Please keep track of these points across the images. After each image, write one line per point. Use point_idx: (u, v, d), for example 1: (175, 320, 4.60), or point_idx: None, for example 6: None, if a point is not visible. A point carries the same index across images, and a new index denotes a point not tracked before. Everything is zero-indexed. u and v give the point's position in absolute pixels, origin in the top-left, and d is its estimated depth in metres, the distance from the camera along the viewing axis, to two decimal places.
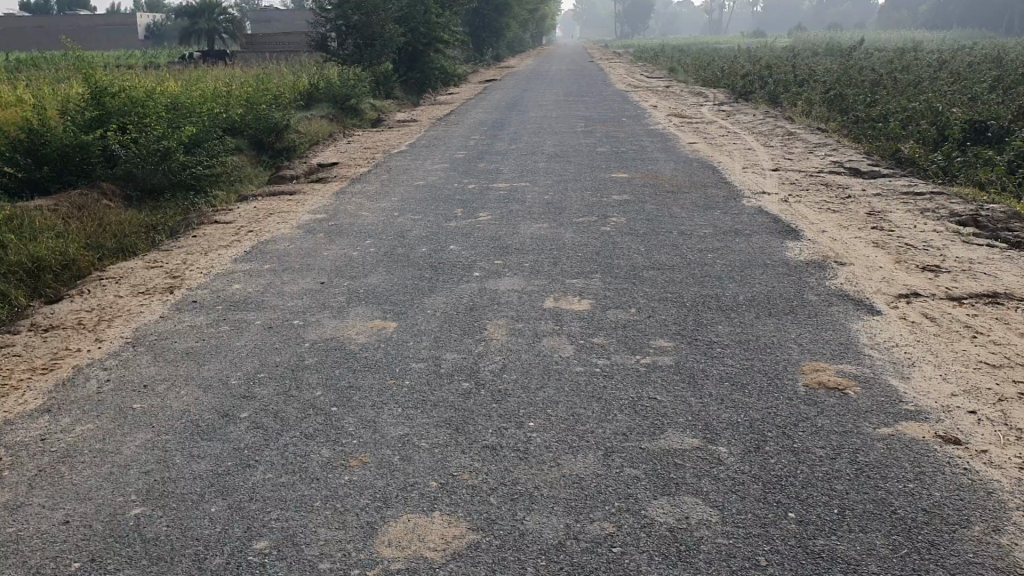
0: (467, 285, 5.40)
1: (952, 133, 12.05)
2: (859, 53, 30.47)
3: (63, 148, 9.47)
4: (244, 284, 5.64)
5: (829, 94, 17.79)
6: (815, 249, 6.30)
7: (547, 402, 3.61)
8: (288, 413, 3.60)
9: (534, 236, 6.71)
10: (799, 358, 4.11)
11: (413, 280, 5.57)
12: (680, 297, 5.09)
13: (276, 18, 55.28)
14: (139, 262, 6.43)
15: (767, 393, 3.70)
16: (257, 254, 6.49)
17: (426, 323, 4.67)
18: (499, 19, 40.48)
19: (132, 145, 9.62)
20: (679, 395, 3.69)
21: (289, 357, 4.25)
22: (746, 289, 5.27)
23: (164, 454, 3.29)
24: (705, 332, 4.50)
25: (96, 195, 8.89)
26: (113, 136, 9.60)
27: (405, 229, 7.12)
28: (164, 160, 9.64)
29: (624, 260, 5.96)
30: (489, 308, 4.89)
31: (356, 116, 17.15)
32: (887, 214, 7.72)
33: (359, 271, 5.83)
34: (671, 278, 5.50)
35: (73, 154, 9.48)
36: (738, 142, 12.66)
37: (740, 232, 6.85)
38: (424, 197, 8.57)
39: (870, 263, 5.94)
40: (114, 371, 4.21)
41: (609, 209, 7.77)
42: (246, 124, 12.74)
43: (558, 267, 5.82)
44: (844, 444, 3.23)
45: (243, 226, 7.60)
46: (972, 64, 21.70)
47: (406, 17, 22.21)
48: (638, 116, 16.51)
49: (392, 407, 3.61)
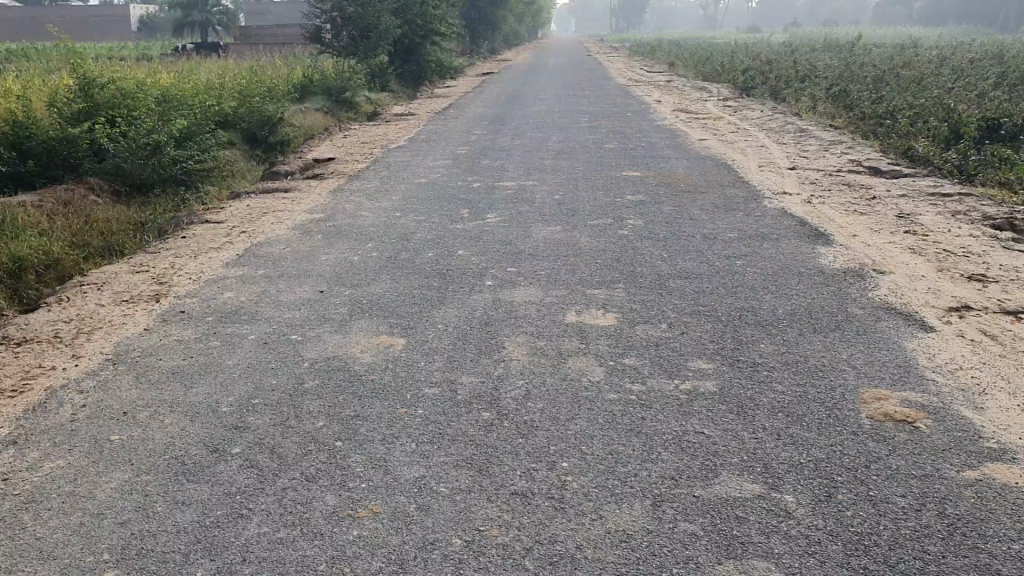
0: (479, 296, 4.97)
1: (968, 130, 11.64)
2: (858, 48, 29.96)
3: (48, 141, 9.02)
4: (237, 293, 5.20)
5: (834, 90, 17.37)
6: (848, 256, 5.89)
7: (581, 437, 3.19)
8: (286, 449, 3.17)
9: (546, 241, 6.27)
10: (857, 384, 3.68)
11: (419, 290, 5.12)
12: (714, 311, 4.66)
13: (270, 11, 54.77)
14: (125, 265, 5.98)
15: (828, 427, 3.28)
16: (251, 257, 6.04)
17: (437, 340, 4.23)
18: (494, 12, 40.03)
19: (121, 139, 9.19)
20: (728, 429, 3.27)
21: (285, 379, 3.80)
22: (784, 301, 4.84)
23: (144, 500, 2.86)
24: (747, 351, 4.08)
25: (83, 193, 8.46)
26: (101, 128, 9.16)
27: (409, 231, 6.69)
28: (154, 155, 9.23)
29: (648, 267, 5.55)
30: (506, 323, 4.46)
31: (352, 110, 16.70)
32: (917, 216, 7.31)
33: (362, 279, 5.39)
34: (700, 288, 5.09)
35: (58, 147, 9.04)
36: (749, 139, 12.24)
37: (766, 236, 6.44)
38: (427, 196, 8.14)
39: (911, 272, 5.53)
40: (92, 394, 3.76)
41: (624, 210, 7.36)
42: (239, 117, 12.29)
43: (577, 274, 5.40)
44: (927, 492, 2.81)
45: (235, 226, 7.15)
46: (975, 60, 21.25)
47: (403, 8, 21.74)
48: (642, 111, 16.06)
49: (404, 442, 3.18)
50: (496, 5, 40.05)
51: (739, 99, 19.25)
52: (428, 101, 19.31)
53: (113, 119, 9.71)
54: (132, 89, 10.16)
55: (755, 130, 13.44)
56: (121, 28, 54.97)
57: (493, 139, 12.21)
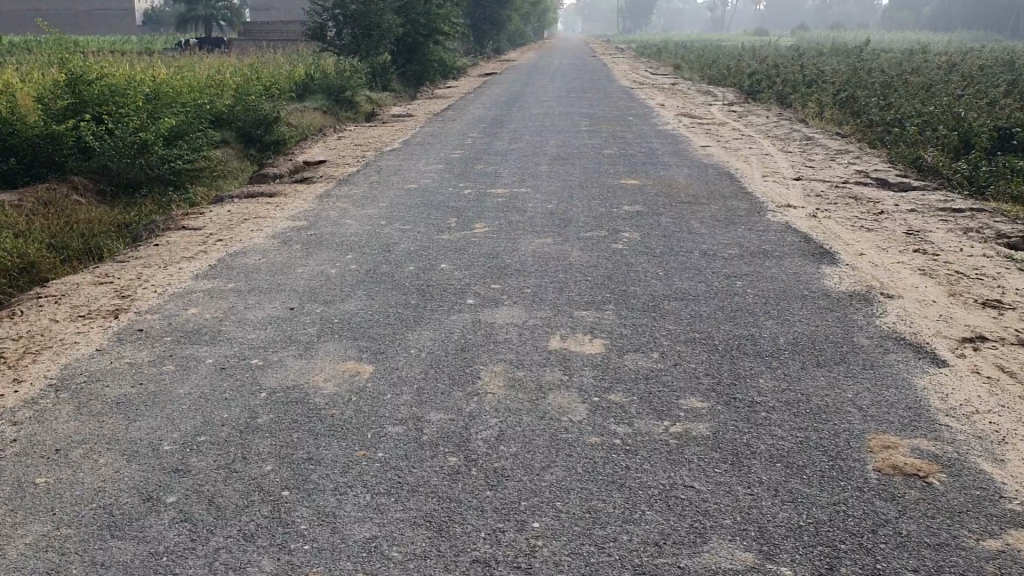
0: (458, 316, 4.64)
1: (979, 141, 11.29)
2: (866, 52, 29.58)
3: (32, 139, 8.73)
4: (202, 308, 4.88)
5: (840, 96, 17.02)
6: (855, 277, 5.56)
7: (556, 490, 2.86)
8: (227, 498, 2.84)
9: (535, 255, 5.94)
10: (863, 429, 3.34)
11: (395, 308, 4.80)
12: (710, 339, 4.33)
13: (275, 7, 54.53)
14: (88, 276, 5.67)
15: (832, 482, 2.95)
16: (223, 268, 5.72)
17: (408, 368, 3.90)
18: (500, 11, 39.75)
19: (106, 138, 8.89)
20: (721, 482, 2.94)
21: (238, 413, 3.48)
22: (786, 328, 4.51)
23: (59, 562, 2.54)
24: (745, 387, 3.75)
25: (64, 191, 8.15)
26: (86, 126, 8.87)
27: (393, 241, 6.36)
28: (141, 155, 8.93)
29: (641, 286, 5.23)
30: (484, 349, 4.13)
31: (350, 109, 16.41)
32: (927, 233, 6.98)
33: (336, 295, 5.06)
34: (697, 311, 4.76)
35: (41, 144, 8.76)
36: (753, 146, 11.92)
37: (768, 253, 6.11)
38: (416, 203, 7.82)
39: (921, 296, 5.19)
40: (24, 427, 3.43)
41: (619, 221, 7.04)
42: (233, 115, 12.01)
43: (565, 293, 5.08)
44: (943, 567, 2.48)
45: (212, 232, 6.83)
46: (985, 67, 20.87)
47: (405, 7, 21.44)
48: (645, 115, 15.74)
49: (359, 493, 2.85)
50: (501, 4, 39.72)
51: (744, 104, 18.92)
52: (428, 101, 19.01)
53: (100, 117, 9.41)
54: (121, 87, 9.87)
55: (761, 137, 13.11)
56: (125, 23, 54.70)
57: (490, 142, 11.89)
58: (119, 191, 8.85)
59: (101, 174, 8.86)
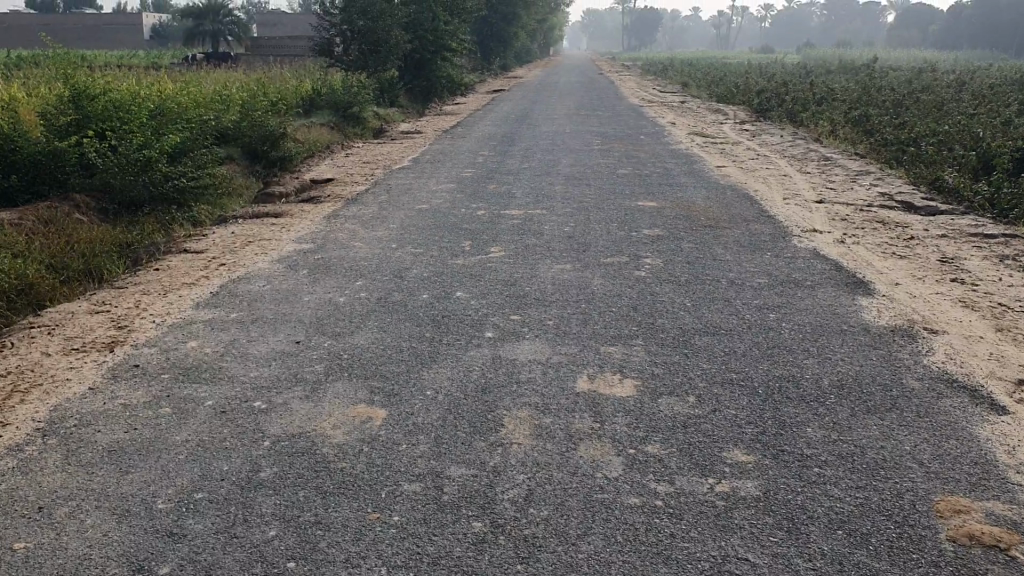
0: (477, 352, 4.34)
1: (1001, 162, 10.95)
2: (876, 70, 29.36)
3: (34, 156, 8.49)
4: (203, 341, 4.59)
5: (854, 114, 16.73)
6: (895, 310, 5.24)
7: (595, 565, 2.55)
8: (227, 570, 2.54)
9: (555, 283, 5.65)
10: (928, 490, 3.03)
11: (409, 341, 4.49)
12: (748, 380, 4.02)
13: (282, 23, 54.61)
14: (84, 305, 5.38)
15: (904, 555, 2.63)
16: (226, 296, 5.44)
17: (425, 413, 3.59)
18: (507, 28, 39.67)
19: (109, 155, 8.64)
20: (779, 555, 2.62)
21: (240, 466, 3.18)
22: (829, 369, 4.19)
23: None
24: (792, 437, 3.44)
25: (65, 209, 7.88)
26: (90, 142, 8.63)
27: (405, 267, 6.07)
28: (145, 172, 8.67)
29: (669, 318, 4.92)
30: (506, 390, 3.82)
31: (357, 125, 16.18)
32: (961, 261, 6.67)
33: (346, 326, 4.76)
34: (731, 348, 4.45)
35: (43, 161, 8.51)
36: (770, 166, 11.64)
37: (800, 283, 5.80)
38: (427, 225, 7.54)
39: (968, 331, 4.88)
40: (5, 479, 3.12)
41: (640, 246, 6.74)
42: (240, 132, 11.77)
43: (589, 326, 4.77)
44: None
45: (215, 256, 6.55)
46: (996, 86, 20.58)
47: (413, 23, 21.25)
48: (657, 133, 15.48)
49: (373, 566, 2.54)
50: (508, 20, 39.67)
51: (756, 123, 18.66)
52: (437, 118, 18.78)
53: (104, 134, 9.16)
54: (125, 103, 9.62)
55: (778, 157, 12.83)
56: (132, 37, 54.71)
57: (501, 161, 11.62)
58: (122, 209, 8.60)
59: (103, 192, 8.60)
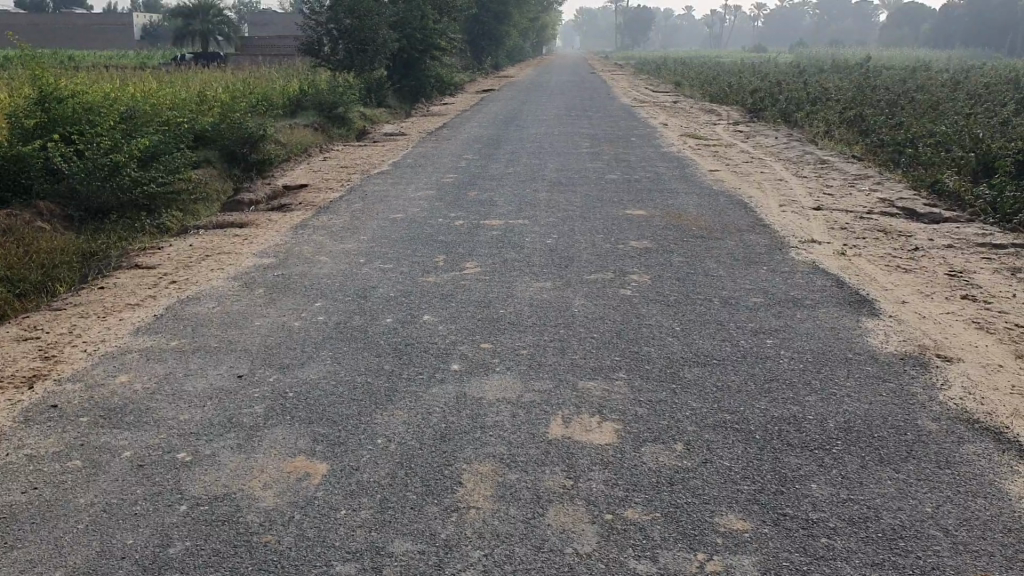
0: (440, 388, 3.86)
1: (1003, 163, 10.48)
2: (871, 69, 29.04)
3: None
4: (134, 375, 4.11)
5: (849, 114, 16.32)
6: (904, 334, 4.78)
7: None
8: None
9: (533, 303, 5.20)
10: (957, 568, 2.57)
11: (365, 376, 4.01)
12: (745, 422, 3.54)
13: (272, 23, 54.10)
14: (12, 330, 4.89)
15: None
16: (171, 320, 4.95)
17: (371, 468, 3.11)
18: (498, 26, 39.25)
19: (74, 159, 8.15)
20: None
21: (150, 539, 2.70)
22: (835, 407, 3.72)
23: None
24: (796, 496, 2.97)
25: (24, 216, 7.36)
26: (55, 147, 8.15)
27: (371, 285, 5.59)
28: (113, 177, 8.19)
29: (656, 346, 4.46)
30: (469, 439, 3.34)
31: (340, 126, 15.69)
32: (971, 275, 6.22)
33: (296, 357, 4.27)
34: (725, 381, 3.98)
35: (6, 166, 8.03)
36: (764, 170, 11.20)
37: (799, 302, 5.35)
38: (401, 237, 7.07)
39: (985, 358, 4.42)
40: None
41: (627, 260, 6.29)
42: (215, 134, 11.28)
43: (567, 356, 4.31)
44: None
45: (166, 273, 6.06)
46: (991, 85, 20.13)
47: (400, 22, 20.79)
48: (647, 135, 15.04)
49: None
50: (498, 19, 39.28)
51: (749, 124, 18.25)
52: (424, 119, 18.32)
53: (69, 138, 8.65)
54: (94, 105, 9.12)
55: (772, 160, 12.42)
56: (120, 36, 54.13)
57: (485, 165, 11.15)
58: (88, 217, 8.13)
59: (69, 199, 8.13)
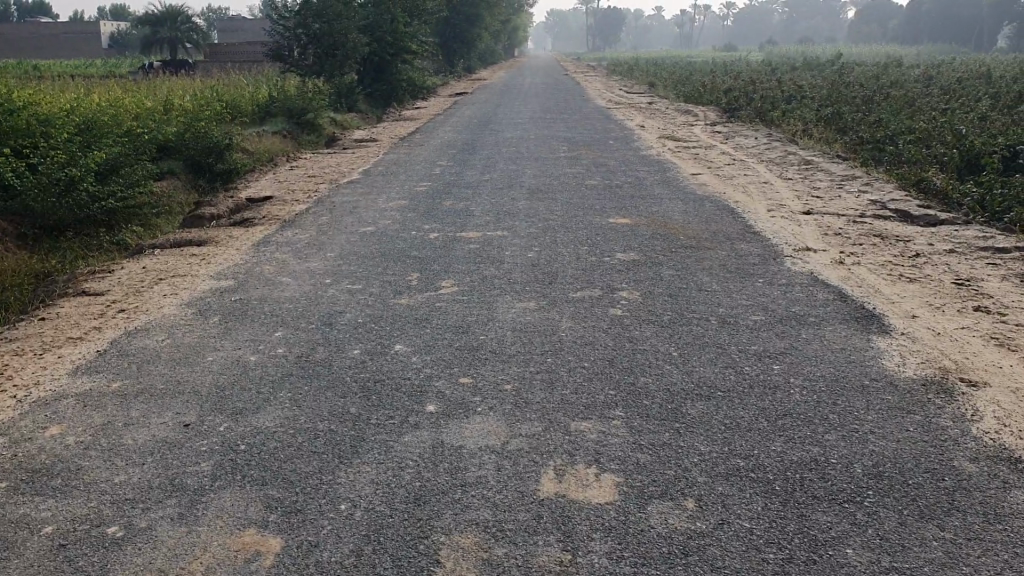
0: (412, 436, 3.40)
1: (990, 158, 10.17)
2: (838, 66, 28.99)
3: None
4: (66, 427, 3.61)
5: (827, 112, 16.05)
6: (921, 354, 4.39)
7: None
8: None
9: (515, 328, 4.76)
10: None
11: (329, 422, 3.55)
12: (762, 471, 3.10)
13: (242, 30, 53.45)
14: None
15: None
16: (117, 355, 4.46)
17: (333, 544, 2.66)
18: (470, 30, 38.88)
19: (25, 174, 7.60)
20: None
21: None
22: (860, 448, 3.30)
23: None
24: (832, 567, 2.54)
25: None
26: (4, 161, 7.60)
27: (337, 310, 5.13)
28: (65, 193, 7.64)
29: (654, 376, 4.02)
30: (447, 501, 2.89)
31: (308, 133, 15.19)
32: (979, 282, 5.85)
33: (250, 400, 3.80)
34: (735, 418, 3.55)
35: None
36: (748, 173, 10.84)
37: (803, 319, 4.94)
38: (372, 253, 6.61)
39: (1014, 381, 4.03)
40: None
41: (613, 275, 5.86)
42: (178, 144, 10.74)
43: (556, 391, 3.86)
44: None
45: (115, 300, 5.55)
46: (963, 80, 20.00)
47: (369, 26, 20.31)
48: (625, 138, 14.65)
49: None
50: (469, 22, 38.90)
51: (726, 124, 17.94)
52: (396, 123, 17.86)
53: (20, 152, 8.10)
54: (48, 117, 8.56)
55: (754, 161, 12.08)
56: (89, 46, 53.27)
57: (459, 172, 10.72)
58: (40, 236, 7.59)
59: (21, 216, 7.57)
